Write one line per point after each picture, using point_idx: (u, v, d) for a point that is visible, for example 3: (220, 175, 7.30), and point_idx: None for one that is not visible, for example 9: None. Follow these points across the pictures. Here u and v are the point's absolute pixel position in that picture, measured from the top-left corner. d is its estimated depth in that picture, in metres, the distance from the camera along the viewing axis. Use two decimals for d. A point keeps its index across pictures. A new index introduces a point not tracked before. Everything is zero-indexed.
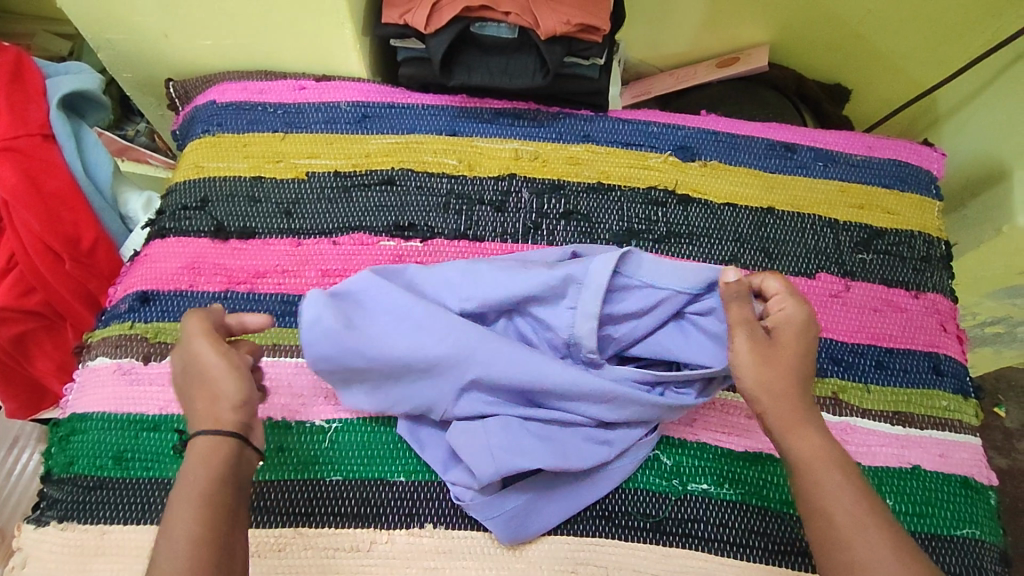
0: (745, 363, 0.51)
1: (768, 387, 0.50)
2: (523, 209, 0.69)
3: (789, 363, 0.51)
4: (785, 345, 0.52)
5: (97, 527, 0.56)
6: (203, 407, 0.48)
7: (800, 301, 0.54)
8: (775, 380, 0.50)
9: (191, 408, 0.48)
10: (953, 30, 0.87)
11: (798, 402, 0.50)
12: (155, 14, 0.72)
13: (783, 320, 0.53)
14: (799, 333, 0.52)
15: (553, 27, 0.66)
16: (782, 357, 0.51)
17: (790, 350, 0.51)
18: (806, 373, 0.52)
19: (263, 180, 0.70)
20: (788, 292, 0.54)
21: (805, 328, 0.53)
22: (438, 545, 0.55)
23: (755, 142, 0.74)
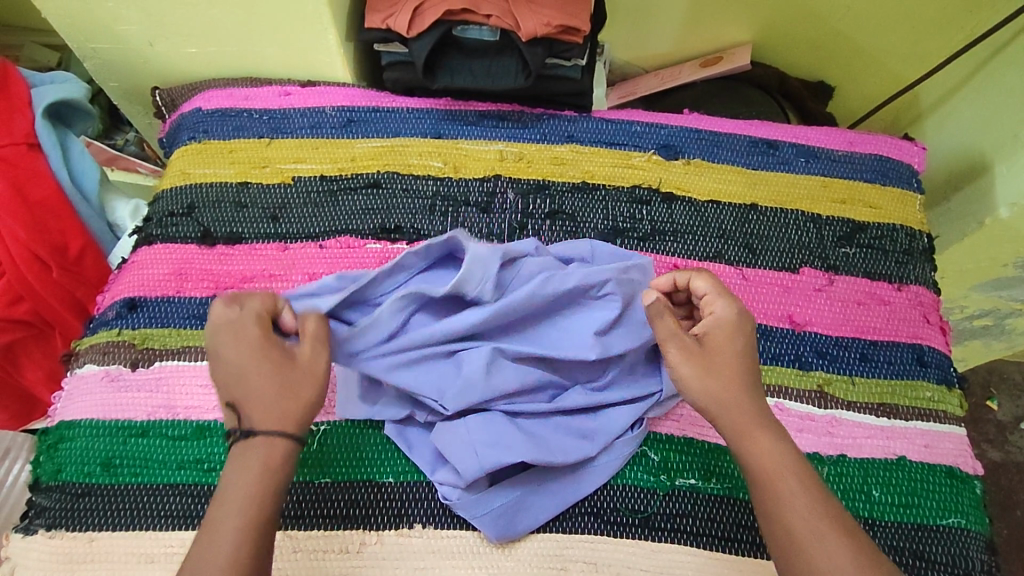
0: (688, 375, 0.52)
1: (718, 393, 0.51)
2: (508, 209, 0.69)
3: (732, 367, 0.52)
4: (720, 348, 0.52)
5: (86, 534, 0.56)
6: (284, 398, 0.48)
7: (724, 298, 0.54)
8: (720, 385, 0.51)
9: (279, 390, 0.48)
10: (931, 27, 0.88)
11: (751, 404, 0.51)
12: (139, 23, 0.73)
13: (712, 324, 0.53)
14: (732, 334, 0.53)
15: (534, 28, 0.67)
16: (723, 361, 0.52)
17: (726, 352, 0.52)
18: (749, 370, 0.52)
19: (249, 185, 0.71)
20: (714, 295, 0.54)
21: (740, 326, 0.53)
22: (427, 545, 0.56)
23: (737, 139, 0.75)
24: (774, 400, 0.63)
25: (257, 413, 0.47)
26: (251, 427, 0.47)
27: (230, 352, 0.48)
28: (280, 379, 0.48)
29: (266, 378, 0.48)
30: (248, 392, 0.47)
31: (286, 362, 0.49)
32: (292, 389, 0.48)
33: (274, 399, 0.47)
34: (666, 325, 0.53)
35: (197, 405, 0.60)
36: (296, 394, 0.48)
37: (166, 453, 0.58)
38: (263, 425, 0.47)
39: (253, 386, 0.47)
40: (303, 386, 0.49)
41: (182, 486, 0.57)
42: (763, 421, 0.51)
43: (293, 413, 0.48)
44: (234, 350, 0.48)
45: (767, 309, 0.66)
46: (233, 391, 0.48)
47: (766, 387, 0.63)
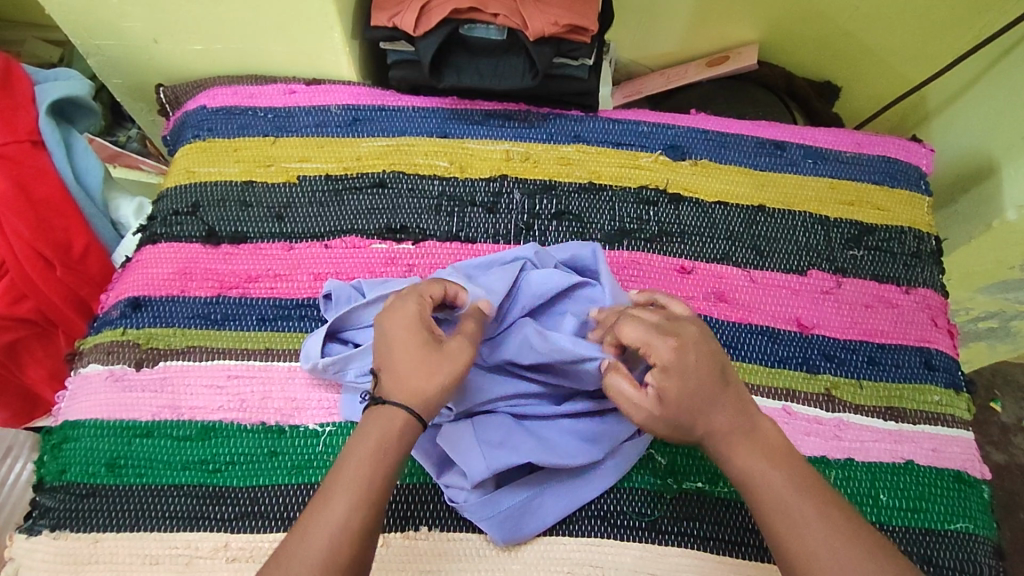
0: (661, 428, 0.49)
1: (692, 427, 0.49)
2: (514, 210, 0.69)
3: (698, 405, 0.48)
4: (676, 392, 0.48)
5: (90, 535, 0.56)
6: (417, 376, 0.48)
7: (662, 340, 0.50)
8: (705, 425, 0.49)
9: (416, 368, 0.49)
10: (939, 27, 0.88)
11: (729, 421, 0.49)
12: (144, 20, 0.72)
13: (661, 374, 0.49)
14: (684, 373, 0.49)
15: (541, 27, 0.67)
16: (690, 407, 0.48)
17: (686, 392, 0.48)
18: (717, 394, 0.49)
19: (254, 185, 0.70)
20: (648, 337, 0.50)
21: (689, 359, 0.49)
22: (433, 547, 0.55)
23: (744, 140, 0.74)
24: (780, 404, 0.62)
25: (393, 383, 0.48)
26: (383, 395, 0.48)
27: (389, 323, 0.51)
28: (421, 357, 0.49)
29: (409, 354, 0.49)
30: (392, 362, 0.49)
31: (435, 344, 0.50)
32: (430, 372, 0.49)
33: (408, 373, 0.49)
34: (620, 386, 0.51)
35: (202, 405, 0.60)
36: (430, 376, 0.48)
37: (171, 453, 0.58)
38: (389, 394, 0.48)
39: (397, 356, 0.49)
40: (438, 372, 0.49)
41: (186, 487, 0.57)
42: (743, 433, 0.49)
43: (422, 395, 0.48)
44: (393, 323, 0.51)
45: (774, 311, 0.66)
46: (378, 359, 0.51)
47: (773, 390, 0.63)
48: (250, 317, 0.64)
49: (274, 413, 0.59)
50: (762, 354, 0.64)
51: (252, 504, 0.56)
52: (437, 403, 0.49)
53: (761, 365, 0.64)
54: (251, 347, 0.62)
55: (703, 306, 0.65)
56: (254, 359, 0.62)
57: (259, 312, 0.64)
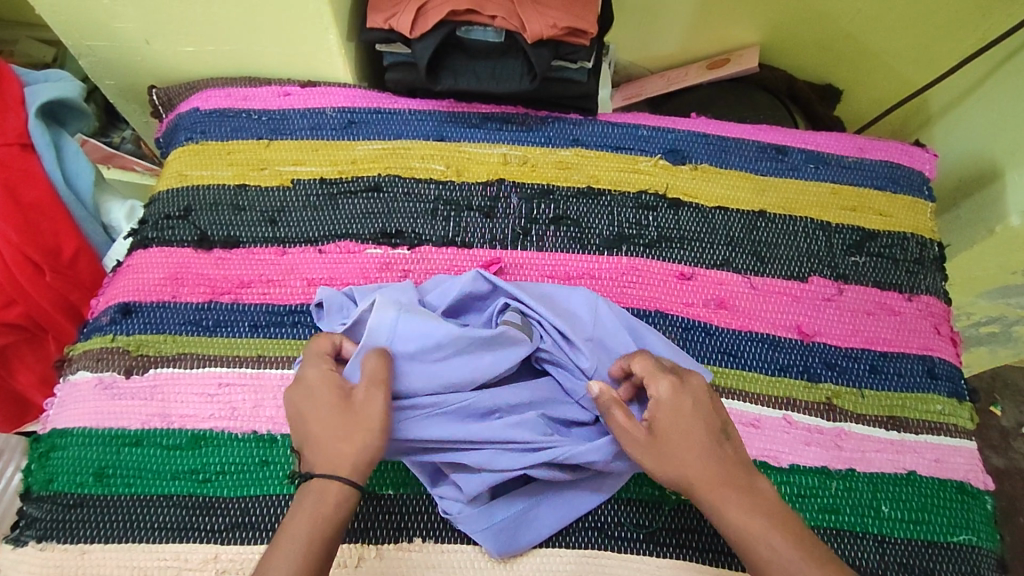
0: (653, 464, 0.49)
1: (683, 469, 0.48)
2: (512, 215, 0.68)
3: (689, 445, 0.49)
4: (672, 427, 0.49)
5: (78, 546, 0.54)
6: (341, 443, 0.48)
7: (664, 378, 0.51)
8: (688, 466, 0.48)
9: (333, 435, 0.48)
10: (943, 30, 0.87)
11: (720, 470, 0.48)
12: (136, 21, 0.71)
13: (658, 408, 0.50)
14: (681, 410, 0.50)
15: (540, 30, 0.65)
16: (679, 444, 0.49)
17: (682, 431, 0.49)
18: (710, 438, 0.49)
19: (247, 188, 0.69)
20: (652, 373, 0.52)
21: (687, 401, 0.50)
22: (427, 559, 0.54)
23: (745, 144, 0.73)
24: (781, 413, 0.61)
25: (320, 457, 0.48)
26: (309, 469, 0.48)
27: (299, 398, 0.51)
28: (336, 422, 0.49)
29: (324, 422, 0.49)
30: (311, 440, 0.49)
31: (347, 406, 0.49)
32: (347, 431, 0.48)
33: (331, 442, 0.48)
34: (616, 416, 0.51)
35: (193, 414, 0.59)
36: (351, 437, 0.48)
37: (161, 463, 0.57)
38: (319, 467, 0.48)
39: (314, 429, 0.49)
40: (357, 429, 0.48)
41: (176, 497, 0.56)
42: (735, 486, 0.48)
43: (348, 457, 0.48)
44: (302, 397, 0.51)
45: (774, 319, 0.65)
46: (300, 435, 0.50)
47: (773, 399, 0.62)
48: (243, 323, 0.63)
49: (266, 422, 0.58)
50: (762, 362, 0.63)
51: (243, 515, 0.55)
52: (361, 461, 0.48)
53: (761, 373, 0.63)
54: (243, 354, 0.61)
55: (703, 313, 0.65)
56: (246, 366, 0.61)
57: (251, 318, 0.63)
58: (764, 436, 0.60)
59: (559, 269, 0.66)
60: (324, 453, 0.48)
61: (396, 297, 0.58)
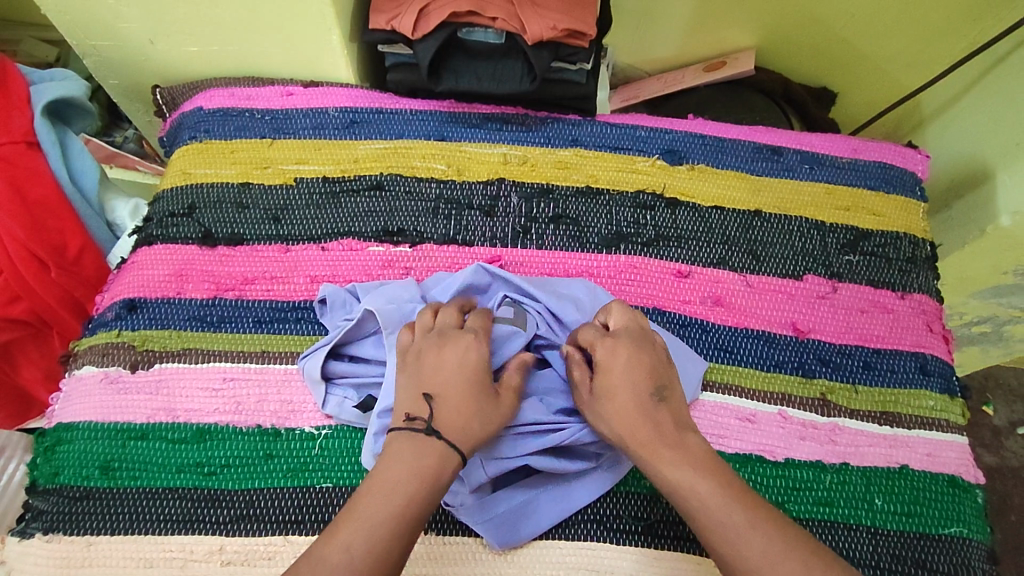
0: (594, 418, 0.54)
1: (618, 424, 0.52)
2: (512, 213, 0.69)
3: (623, 404, 0.53)
4: (610, 386, 0.54)
5: (84, 538, 0.55)
6: (477, 423, 0.51)
7: (602, 340, 0.55)
8: (622, 422, 0.52)
9: (472, 413, 0.51)
10: (936, 34, 0.88)
11: (655, 427, 0.51)
12: (142, 21, 0.72)
13: (603, 370, 0.54)
14: (621, 368, 0.54)
15: (540, 31, 0.67)
16: (616, 403, 0.53)
17: (619, 386, 0.53)
18: (646, 395, 0.53)
19: (251, 186, 0.70)
20: (599, 338, 0.56)
21: (623, 359, 0.54)
22: (429, 551, 0.55)
23: (742, 145, 0.74)
24: (777, 408, 0.63)
25: (447, 424, 0.50)
26: (438, 429, 0.50)
27: (445, 357, 0.53)
28: (479, 405, 0.52)
29: (467, 398, 0.52)
30: (445, 405, 0.51)
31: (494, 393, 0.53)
32: (484, 420, 0.52)
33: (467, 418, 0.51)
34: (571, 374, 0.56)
35: (198, 408, 0.60)
36: (485, 424, 0.52)
37: (166, 456, 0.58)
38: (447, 430, 0.50)
39: (455, 392, 0.52)
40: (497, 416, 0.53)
41: (181, 490, 0.57)
42: (667, 443, 0.51)
43: (473, 442, 0.51)
44: (451, 358, 0.53)
45: (770, 316, 0.66)
46: (434, 387, 0.52)
47: (769, 395, 0.63)
48: (247, 320, 0.64)
49: (270, 416, 0.59)
50: (758, 359, 0.64)
51: (248, 507, 0.56)
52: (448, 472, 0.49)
53: (757, 369, 0.64)
54: (247, 350, 0.62)
55: (700, 310, 0.66)
56: (250, 361, 0.61)
57: (255, 314, 0.64)
58: (759, 431, 0.61)
59: (558, 267, 0.67)
60: (449, 423, 0.51)
61: (397, 293, 0.61)
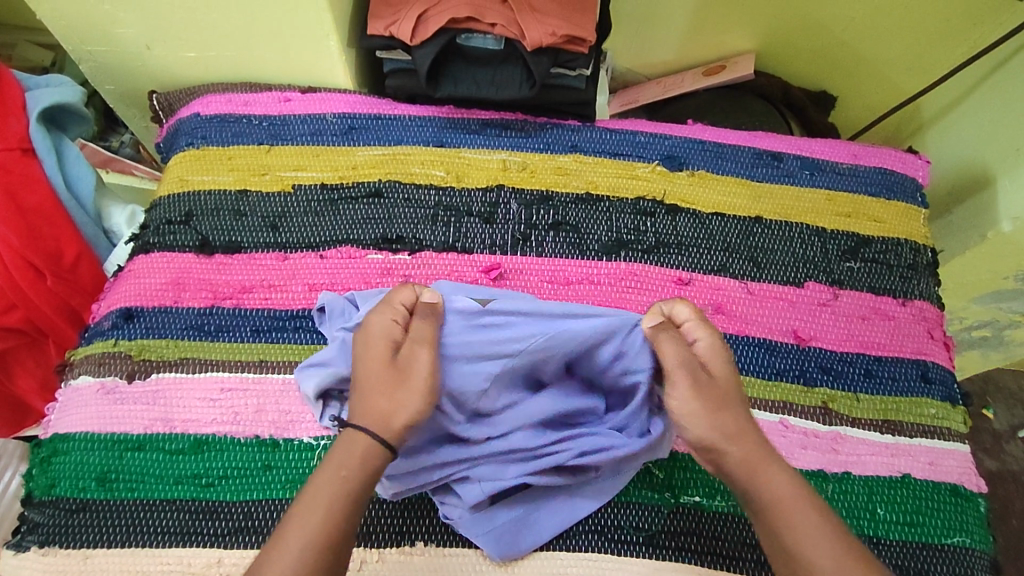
0: (698, 405, 0.50)
1: (727, 421, 0.49)
2: (511, 220, 0.69)
3: (731, 403, 0.51)
4: (720, 381, 0.52)
5: (80, 551, 0.55)
6: (383, 399, 0.50)
7: (711, 331, 0.54)
8: (731, 417, 0.50)
9: (375, 389, 0.50)
10: (936, 38, 0.88)
11: (754, 436, 0.50)
12: (138, 27, 0.72)
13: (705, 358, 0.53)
14: (729, 367, 0.53)
15: (539, 38, 0.66)
16: (724, 395, 0.51)
17: (727, 386, 0.52)
18: (743, 403, 0.52)
19: (248, 194, 0.70)
20: (697, 324, 0.54)
21: (727, 359, 0.53)
22: (429, 563, 0.55)
23: (742, 151, 0.74)
24: (778, 416, 0.62)
25: (360, 410, 0.50)
26: (349, 418, 0.50)
27: (355, 348, 0.54)
28: (380, 379, 0.51)
29: (376, 375, 0.51)
30: (358, 391, 0.51)
31: (394, 358, 0.51)
32: (389, 391, 0.50)
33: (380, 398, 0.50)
34: (669, 351, 0.52)
35: (195, 418, 0.59)
36: (390, 395, 0.50)
37: (163, 467, 0.57)
38: (362, 417, 0.49)
39: (362, 375, 0.51)
40: (408, 388, 0.50)
41: (178, 502, 0.56)
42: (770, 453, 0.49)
43: (385, 416, 0.49)
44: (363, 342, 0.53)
45: (771, 323, 0.66)
46: (349, 382, 0.52)
47: (770, 403, 0.63)
48: (244, 329, 0.63)
49: (268, 426, 0.59)
50: (760, 367, 0.64)
51: (245, 519, 0.55)
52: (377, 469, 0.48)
53: (758, 378, 0.64)
54: (244, 359, 0.61)
55: None
56: (248, 371, 0.61)
57: (253, 323, 0.63)
58: None
59: (558, 275, 0.67)
60: (364, 406, 0.50)
61: None
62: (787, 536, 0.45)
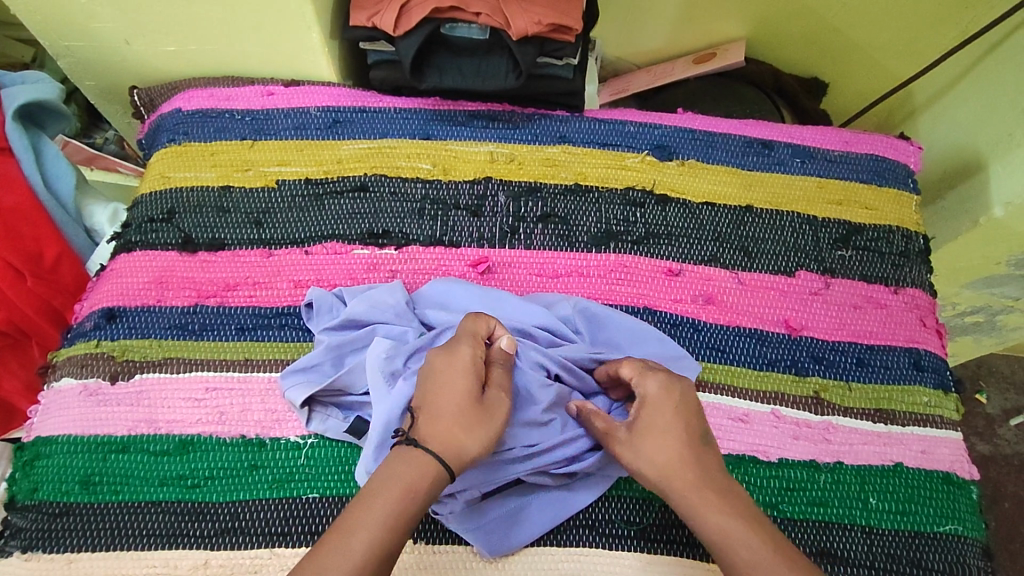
0: (629, 461, 0.51)
1: (659, 468, 0.50)
2: (499, 213, 0.68)
3: (663, 450, 0.50)
4: (653, 427, 0.51)
5: (64, 556, 0.54)
6: (458, 429, 0.48)
7: (650, 376, 0.53)
8: (661, 461, 0.50)
9: (456, 418, 0.48)
10: (928, 22, 0.87)
11: (697, 474, 0.49)
12: (115, 21, 0.70)
13: (642, 407, 0.52)
14: (666, 411, 0.51)
15: (525, 27, 0.65)
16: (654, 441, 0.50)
17: (659, 429, 0.51)
18: (691, 442, 0.50)
19: (231, 190, 0.69)
20: (639, 374, 0.54)
21: (675, 400, 0.52)
22: (418, 561, 0.54)
23: (732, 139, 0.73)
24: (770, 407, 0.62)
25: (426, 430, 0.48)
26: (419, 439, 0.48)
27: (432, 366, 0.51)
28: (463, 415, 0.49)
29: (454, 401, 0.49)
30: (427, 412, 0.49)
31: (479, 398, 0.50)
32: (467, 424, 0.48)
33: (450, 421, 0.48)
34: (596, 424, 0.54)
35: (180, 419, 0.58)
36: (468, 429, 0.48)
37: (149, 468, 0.57)
38: (428, 438, 0.48)
39: (444, 403, 0.49)
40: (481, 423, 0.49)
41: (164, 504, 0.55)
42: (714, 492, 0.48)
43: (460, 452, 0.47)
44: (438, 363, 0.51)
45: (763, 313, 0.65)
46: (419, 397, 0.50)
47: (762, 394, 0.62)
48: (228, 327, 0.62)
49: (254, 426, 0.58)
50: (750, 357, 0.64)
51: (233, 521, 0.55)
52: (430, 488, 0.46)
53: (749, 368, 0.63)
54: (230, 358, 0.60)
55: (691, 309, 0.65)
56: (233, 370, 0.60)
57: (238, 321, 0.63)
58: (752, 432, 0.60)
59: (547, 267, 0.66)
60: (431, 427, 0.48)
61: (383, 298, 0.61)
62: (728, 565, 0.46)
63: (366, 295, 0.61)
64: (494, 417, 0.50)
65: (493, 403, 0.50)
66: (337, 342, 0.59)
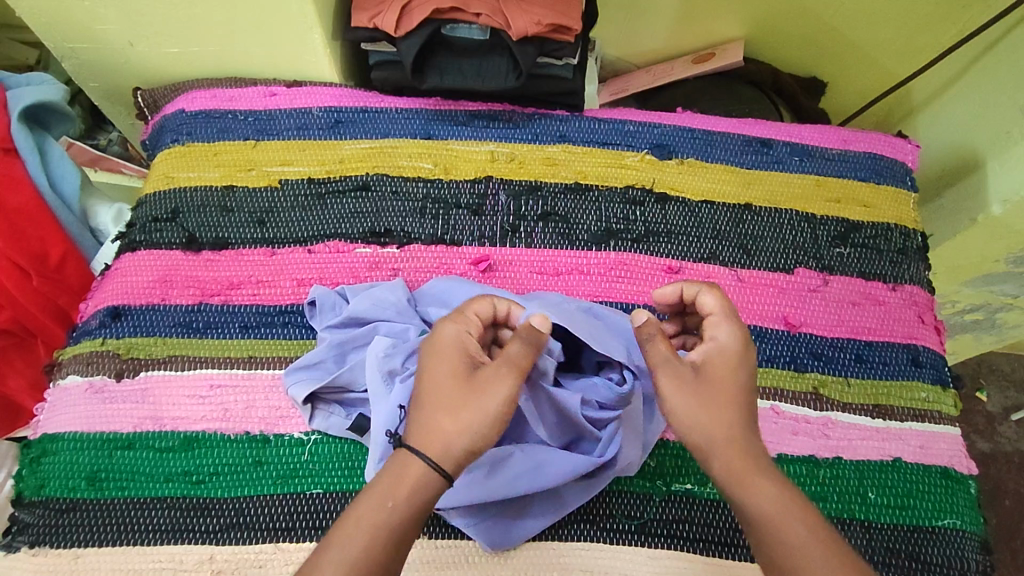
0: (687, 404, 0.48)
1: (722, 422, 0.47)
2: (500, 211, 0.68)
3: (723, 411, 0.48)
4: (722, 381, 0.49)
5: (71, 551, 0.55)
6: (443, 416, 0.46)
7: (728, 325, 0.51)
8: (719, 414, 0.48)
9: (443, 408, 0.46)
10: (924, 22, 0.87)
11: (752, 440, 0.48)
12: (120, 23, 0.71)
13: (711, 350, 0.51)
14: (735, 367, 0.50)
15: (525, 27, 0.66)
16: (719, 393, 0.48)
17: (727, 384, 0.49)
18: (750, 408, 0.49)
19: (234, 189, 0.69)
20: (719, 318, 0.52)
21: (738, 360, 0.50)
22: (421, 556, 0.55)
23: (731, 138, 0.74)
24: (769, 403, 0.62)
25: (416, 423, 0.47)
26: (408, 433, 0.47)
27: (428, 353, 0.50)
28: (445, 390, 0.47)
29: (443, 389, 0.47)
30: (419, 400, 0.48)
31: (468, 379, 0.48)
32: (453, 413, 0.46)
33: (436, 412, 0.46)
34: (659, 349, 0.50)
35: (185, 415, 0.59)
36: (453, 416, 0.46)
37: (153, 465, 0.57)
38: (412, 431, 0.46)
39: (431, 386, 0.48)
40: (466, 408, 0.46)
41: (169, 499, 0.56)
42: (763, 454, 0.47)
43: (447, 443, 0.45)
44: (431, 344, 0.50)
45: (761, 310, 0.66)
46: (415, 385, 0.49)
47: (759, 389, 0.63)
48: (233, 325, 0.63)
49: (258, 422, 0.59)
50: None
51: (236, 515, 0.55)
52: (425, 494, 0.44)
53: None
54: (235, 355, 0.61)
55: None
56: (238, 367, 0.61)
57: (241, 319, 0.63)
58: None
59: (547, 265, 0.67)
60: (421, 417, 0.47)
61: (385, 296, 0.61)
62: (781, 556, 0.43)
63: (366, 292, 0.62)
64: (484, 403, 0.46)
65: (485, 386, 0.47)
66: (340, 340, 0.59)
